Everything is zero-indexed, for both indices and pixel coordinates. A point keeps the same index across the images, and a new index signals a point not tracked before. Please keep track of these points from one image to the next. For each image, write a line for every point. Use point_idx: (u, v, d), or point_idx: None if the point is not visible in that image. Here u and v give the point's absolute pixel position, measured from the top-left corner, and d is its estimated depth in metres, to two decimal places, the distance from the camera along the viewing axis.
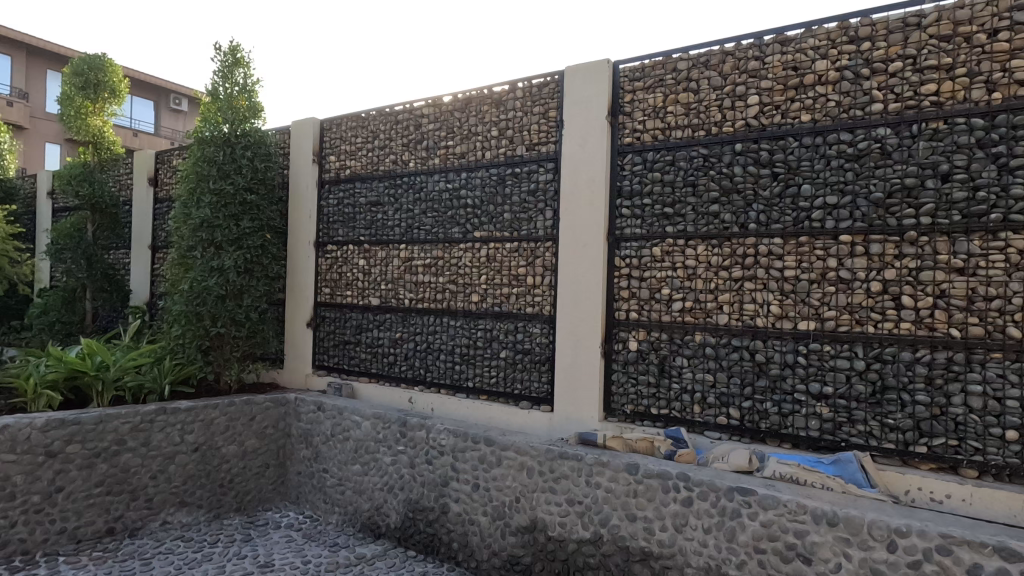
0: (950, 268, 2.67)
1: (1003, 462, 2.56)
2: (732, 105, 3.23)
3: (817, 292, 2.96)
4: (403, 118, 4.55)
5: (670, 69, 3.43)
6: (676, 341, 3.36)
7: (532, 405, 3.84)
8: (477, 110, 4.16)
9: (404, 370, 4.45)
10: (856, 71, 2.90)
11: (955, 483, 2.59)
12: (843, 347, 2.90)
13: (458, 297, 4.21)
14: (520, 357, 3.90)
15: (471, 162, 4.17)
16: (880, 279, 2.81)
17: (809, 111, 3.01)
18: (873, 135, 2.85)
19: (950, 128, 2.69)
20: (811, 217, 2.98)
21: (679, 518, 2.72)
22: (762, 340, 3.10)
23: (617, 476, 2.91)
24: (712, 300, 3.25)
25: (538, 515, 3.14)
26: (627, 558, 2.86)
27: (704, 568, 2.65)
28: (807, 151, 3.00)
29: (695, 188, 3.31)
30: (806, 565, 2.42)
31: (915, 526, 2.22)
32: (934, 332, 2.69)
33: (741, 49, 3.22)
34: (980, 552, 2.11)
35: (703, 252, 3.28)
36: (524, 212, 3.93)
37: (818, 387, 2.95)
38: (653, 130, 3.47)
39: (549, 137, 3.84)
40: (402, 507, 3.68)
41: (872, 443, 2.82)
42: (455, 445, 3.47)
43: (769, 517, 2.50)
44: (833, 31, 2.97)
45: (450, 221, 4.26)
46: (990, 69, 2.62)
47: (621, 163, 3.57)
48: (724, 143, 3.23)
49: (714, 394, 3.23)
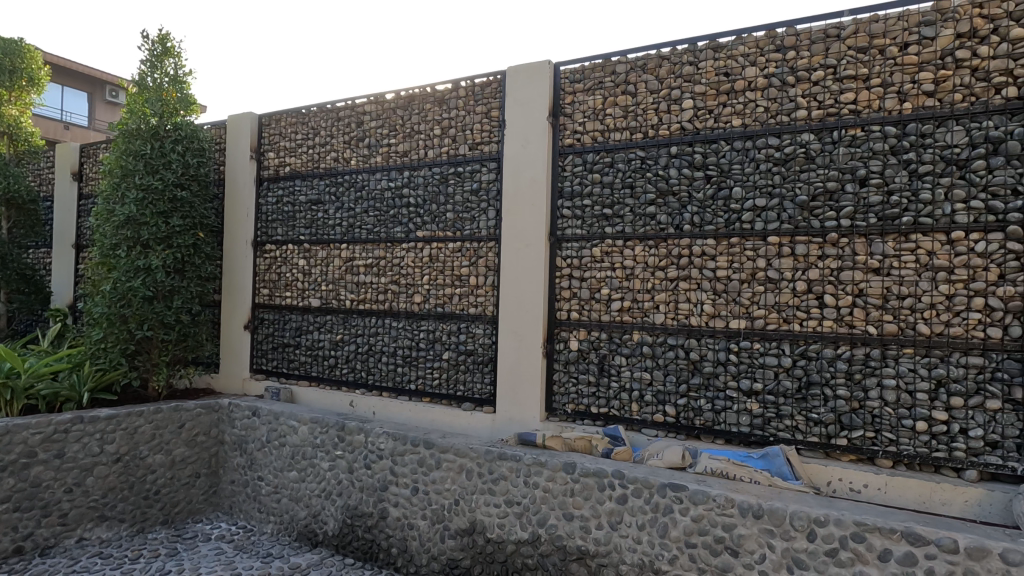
0: (868, 268, 2.81)
1: (914, 452, 2.70)
2: (667, 108, 3.30)
3: (747, 291, 3.06)
4: (344, 114, 4.44)
5: (609, 72, 3.47)
6: (615, 341, 3.41)
7: (474, 406, 3.81)
8: (420, 109, 4.10)
9: (345, 373, 4.34)
10: (782, 78, 3.01)
11: (872, 473, 2.74)
12: (771, 345, 3.00)
13: (400, 298, 4.14)
14: (463, 358, 3.87)
15: (413, 161, 4.11)
16: (805, 278, 2.93)
17: (739, 116, 3.11)
18: (798, 141, 2.96)
19: (866, 135, 2.82)
20: (741, 219, 3.08)
21: (615, 516, 2.75)
22: (696, 338, 3.18)
23: (555, 476, 2.91)
24: (649, 300, 3.31)
25: (477, 517, 3.11)
26: (564, 557, 2.87)
27: (638, 564, 2.69)
28: (738, 155, 3.10)
29: (633, 190, 3.37)
30: (734, 557, 2.48)
31: (833, 515, 2.31)
32: (853, 329, 2.83)
33: (676, 54, 3.29)
34: (890, 538, 2.21)
35: (640, 253, 3.34)
36: (467, 212, 3.90)
37: (748, 383, 3.04)
38: (593, 132, 3.51)
39: (491, 137, 3.83)
40: (340, 513, 3.58)
41: (798, 437, 2.93)
42: (395, 449, 3.40)
43: (699, 512, 2.55)
44: (761, 39, 3.07)
45: (392, 220, 4.19)
46: (902, 80, 2.77)
47: (563, 164, 3.59)
48: (660, 145, 3.29)
49: (651, 392, 3.29)
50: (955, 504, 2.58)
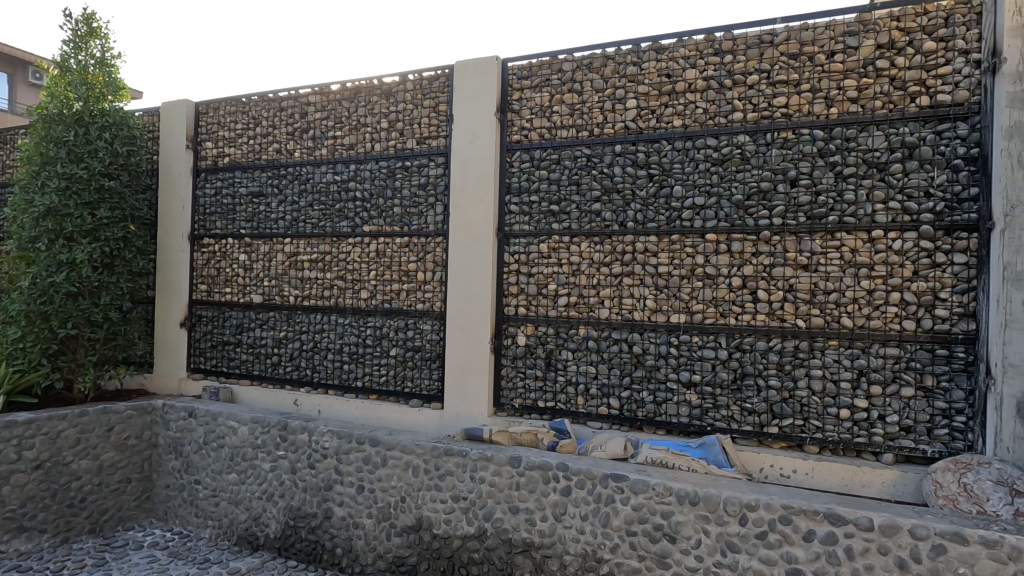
0: (797, 264, 2.95)
1: (837, 437, 2.87)
2: (612, 107, 3.36)
3: (687, 287, 3.16)
4: (287, 104, 4.30)
5: (556, 70, 3.51)
6: (561, 336, 3.46)
7: (422, 403, 3.79)
8: (367, 101, 4.03)
9: (289, 371, 4.22)
10: (720, 80, 3.12)
11: (800, 459, 2.89)
12: (709, 338, 3.12)
13: (347, 294, 4.06)
14: (411, 354, 3.84)
15: (360, 154, 4.03)
16: (740, 274, 3.06)
17: (680, 116, 3.20)
18: (734, 142, 3.08)
19: (796, 138, 2.97)
20: (681, 217, 3.18)
21: (559, 508, 2.79)
22: (639, 333, 3.26)
23: (501, 470, 2.93)
24: (594, 295, 3.37)
25: (424, 514, 3.10)
26: (510, 550, 2.90)
27: (582, 554, 2.74)
28: (679, 154, 3.19)
29: (579, 187, 3.42)
30: (672, 543, 2.57)
31: (763, 500, 2.43)
32: (784, 323, 2.97)
33: (620, 54, 3.35)
34: (814, 519, 2.35)
35: (586, 249, 3.39)
36: (414, 206, 3.86)
37: (688, 375, 3.15)
38: (540, 129, 3.53)
39: (439, 131, 3.80)
40: (282, 515, 3.48)
41: (733, 426, 3.06)
42: (339, 447, 3.34)
43: (640, 501, 2.63)
44: (700, 43, 3.17)
45: (338, 214, 4.10)
46: (829, 86, 2.92)
47: (510, 160, 3.60)
48: (605, 144, 3.36)
49: (597, 385, 3.36)
50: (874, 485, 2.76)
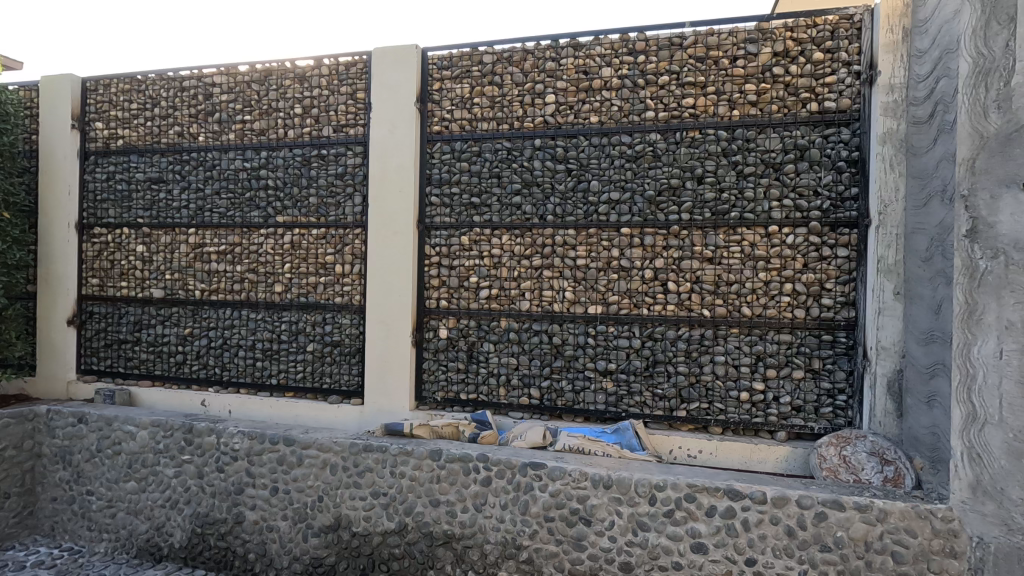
0: (703, 257, 3.13)
1: (738, 418, 3.09)
2: (531, 101, 3.40)
3: (603, 279, 3.27)
4: (189, 84, 4.00)
5: (476, 62, 3.49)
6: (483, 328, 3.48)
7: (342, 399, 3.69)
8: (278, 84, 3.82)
9: (196, 370, 3.97)
10: (634, 80, 3.23)
11: (705, 440, 3.09)
12: (624, 328, 3.25)
13: (259, 287, 3.86)
14: (329, 350, 3.72)
15: (271, 140, 3.83)
16: (652, 266, 3.20)
17: (596, 113, 3.29)
18: (647, 140, 3.21)
19: (703, 138, 3.13)
20: (598, 211, 3.28)
21: (480, 498, 2.82)
22: (558, 324, 3.34)
23: (422, 464, 2.92)
24: (515, 287, 3.42)
25: (342, 512, 3.03)
26: (431, 543, 2.89)
27: (502, 542, 2.79)
28: (595, 150, 3.28)
29: (499, 180, 3.44)
30: (587, 526, 2.67)
31: (669, 480, 2.57)
32: (691, 312, 3.15)
33: (539, 49, 3.38)
34: (715, 496, 2.52)
35: (506, 242, 3.42)
36: (331, 196, 3.72)
37: (604, 364, 3.27)
38: (460, 120, 3.51)
39: (357, 120, 3.67)
40: (188, 523, 3.29)
41: (646, 412, 3.21)
42: (251, 448, 3.19)
43: (557, 487, 2.71)
44: (615, 42, 3.27)
45: (248, 204, 3.88)
46: (732, 89, 3.10)
47: (431, 151, 3.56)
48: (525, 137, 3.39)
49: (518, 376, 3.41)
50: (769, 461, 3.00)
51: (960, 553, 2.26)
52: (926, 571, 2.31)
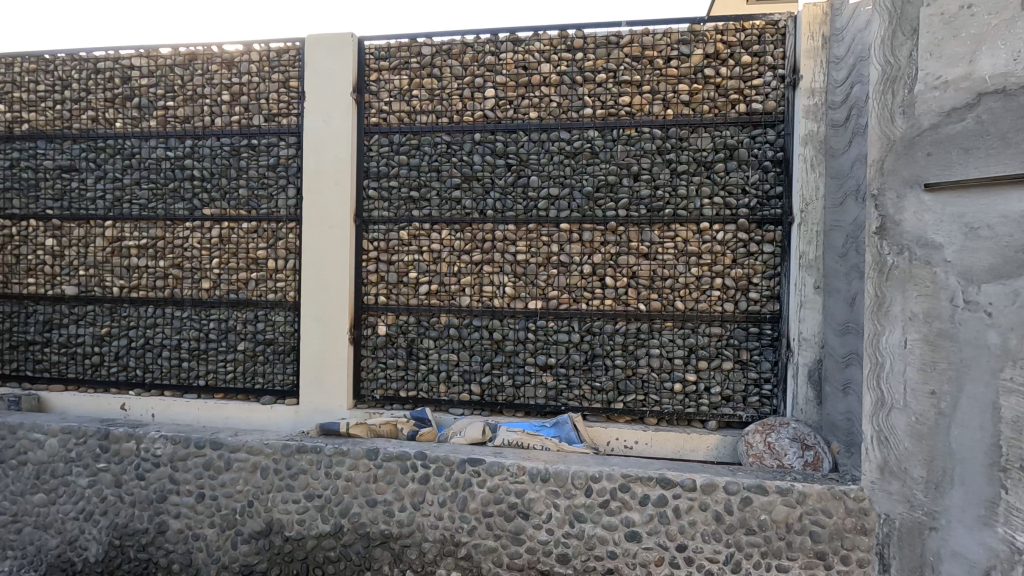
0: (639, 253, 3.21)
1: (672, 409, 3.19)
2: (471, 95, 3.37)
3: (543, 274, 3.29)
4: (104, 66, 3.73)
5: (415, 53, 3.43)
6: (423, 324, 3.44)
7: (275, 399, 3.55)
8: (204, 70, 3.63)
9: (115, 372, 3.73)
10: (572, 77, 3.26)
11: (641, 431, 3.17)
12: (564, 322, 3.28)
13: (184, 284, 3.66)
14: (261, 349, 3.57)
15: (197, 128, 3.63)
16: (591, 262, 3.25)
17: (535, 109, 3.30)
18: (585, 136, 3.25)
19: (639, 136, 3.20)
20: (537, 207, 3.29)
21: (418, 496, 2.78)
22: (499, 319, 3.34)
23: (358, 463, 2.85)
24: (455, 283, 3.39)
25: (274, 517, 2.92)
26: (368, 544, 2.83)
27: (440, 540, 2.77)
28: (535, 145, 3.29)
29: (439, 174, 3.40)
30: (525, 520, 2.68)
31: (605, 472, 2.62)
32: (628, 307, 3.22)
33: (479, 42, 3.36)
34: (648, 485, 2.58)
35: (446, 237, 3.39)
36: (263, 188, 3.57)
37: (544, 358, 3.29)
38: (399, 113, 3.44)
39: (289, 109, 3.53)
40: (105, 535, 3.08)
41: (585, 405, 3.27)
42: (174, 453, 3.02)
43: (495, 482, 2.71)
44: (554, 38, 3.28)
45: (172, 195, 3.67)
46: (666, 89, 3.18)
47: (368, 143, 3.46)
48: (464, 131, 3.36)
49: (458, 372, 3.39)
50: (701, 450, 3.11)
51: (870, 530, 2.43)
52: (841, 549, 2.46)
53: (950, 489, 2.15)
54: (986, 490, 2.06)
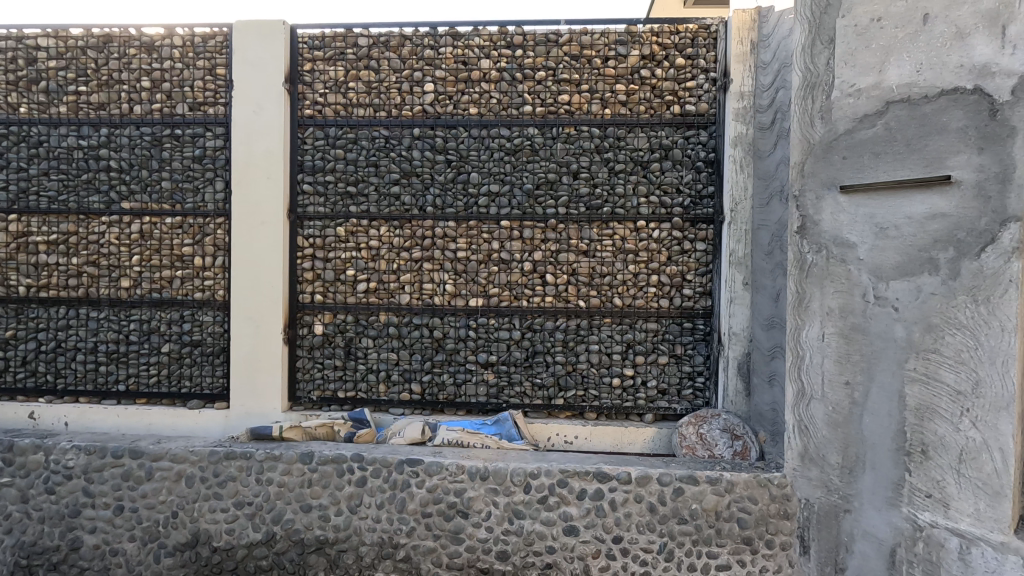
0: (579, 250, 3.24)
1: (611, 404, 3.25)
2: (410, 89, 3.30)
3: (484, 272, 3.28)
4: (6, 46, 3.42)
5: (351, 44, 3.33)
6: (362, 323, 3.36)
7: (204, 403, 3.38)
8: (121, 53, 3.39)
9: (22, 378, 3.45)
10: (512, 74, 3.25)
11: (580, 425, 3.22)
12: (505, 320, 3.28)
13: (101, 282, 3.42)
14: (187, 350, 3.39)
15: (113, 116, 3.39)
16: (531, 259, 3.26)
17: (475, 105, 3.27)
18: (525, 134, 3.25)
19: (578, 134, 3.23)
20: (478, 204, 3.27)
21: (354, 499, 2.72)
22: (439, 317, 3.30)
23: (291, 468, 2.75)
24: (394, 281, 3.32)
25: (201, 527, 2.78)
26: (302, 551, 2.75)
27: (378, 543, 2.71)
28: (475, 142, 3.27)
29: (377, 169, 3.31)
30: (465, 519, 2.67)
31: (543, 468, 2.64)
32: (568, 303, 3.25)
33: (417, 35, 3.29)
34: (585, 479, 2.63)
35: (385, 234, 3.32)
36: (188, 180, 3.37)
37: (485, 356, 3.29)
38: (334, 105, 3.33)
39: (216, 98, 3.35)
40: (10, 555, 2.85)
41: (526, 401, 3.28)
42: (89, 464, 2.82)
43: (434, 482, 2.68)
44: (494, 34, 3.26)
45: (86, 187, 3.41)
46: (604, 89, 3.22)
47: (302, 135, 3.33)
48: (403, 126, 3.29)
49: (398, 371, 3.33)
50: (638, 443, 3.19)
51: (791, 514, 2.56)
52: (766, 533, 2.58)
53: (862, 473, 2.30)
54: (892, 473, 2.21)
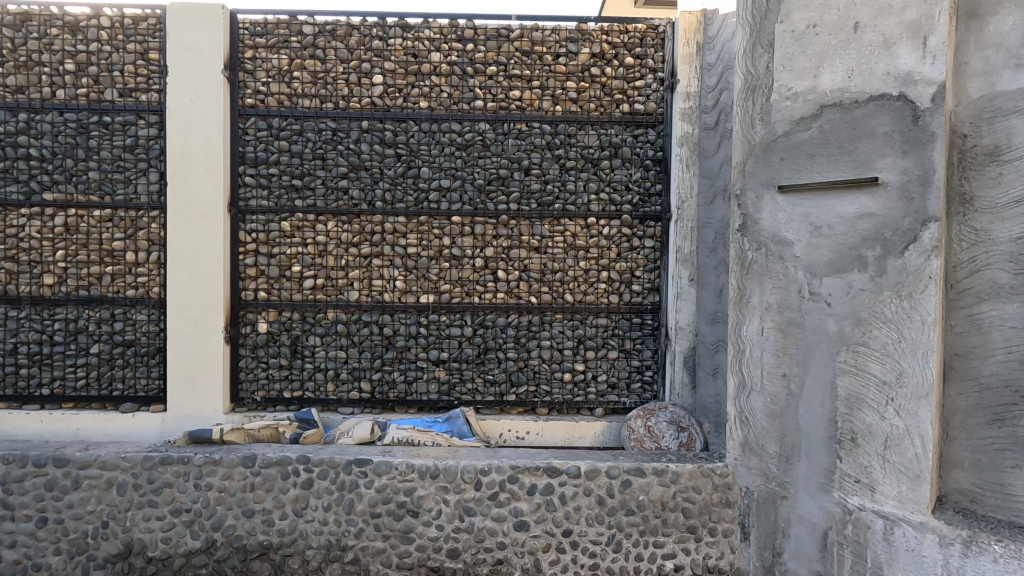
0: (531, 246, 3.25)
1: (562, 399, 3.28)
2: (358, 80, 3.22)
3: (435, 268, 3.24)
4: None
5: (295, 31, 3.21)
6: (308, 321, 3.26)
7: (138, 406, 3.21)
8: (41, 32, 3.15)
9: None
10: (463, 68, 3.21)
11: (532, 421, 3.23)
12: (456, 316, 3.26)
13: (20, 279, 3.18)
14: (119, 351, 3.21)
15: (33, 101, 3.15)
16: (483, 255, 3.24)
17: (425, 98, 3.22)
18: (476, 129, 3.22)
19: (529, 131, 3.23)
20: (428, 199, 3.23)
21: (300, 503, 2.64)
22: (389, 314, 3.25)
23: (232, 472, 2.65)
24: (343, 277, 3.24)
25: (134, 537, 2.64)
26: (244, 557, 2.65)
27: (325, 546, 2.65)
28: (425, 136, 3.22)
29: (324, 162, 3.22)
30: (415, 518, 2.64)
31: (494, 464, 2.64)
32: (520, 299, 3.26)
33: (365, 25, 3.21)
34: (535, 475, 2.64)
35: (333, 229, 3.23)
36: (119, 171, 3.18)
37: (436, 353, 3.26)
38: (278, 95, 3.21)
39: (149, 84, 3.17)
40: None
41: (478, 398, 3.28)
42: (8, 475, 2.63)
43: (383, 482, 2.64)
44: (444, 27, 3.21)
45: (2, 176, 3.17)
46: (555, 86, 3.24)
47: (243, 126, 3.19)
48: (351, 118, 3.20)
49: (347, 370, 3.26)
50: (588, 436, 3.23)
51: (733, 502, 2.65)
52: (709, 521, 2.66)
53: (797, 461, 2.40)
54: (825, 460, 2.32)
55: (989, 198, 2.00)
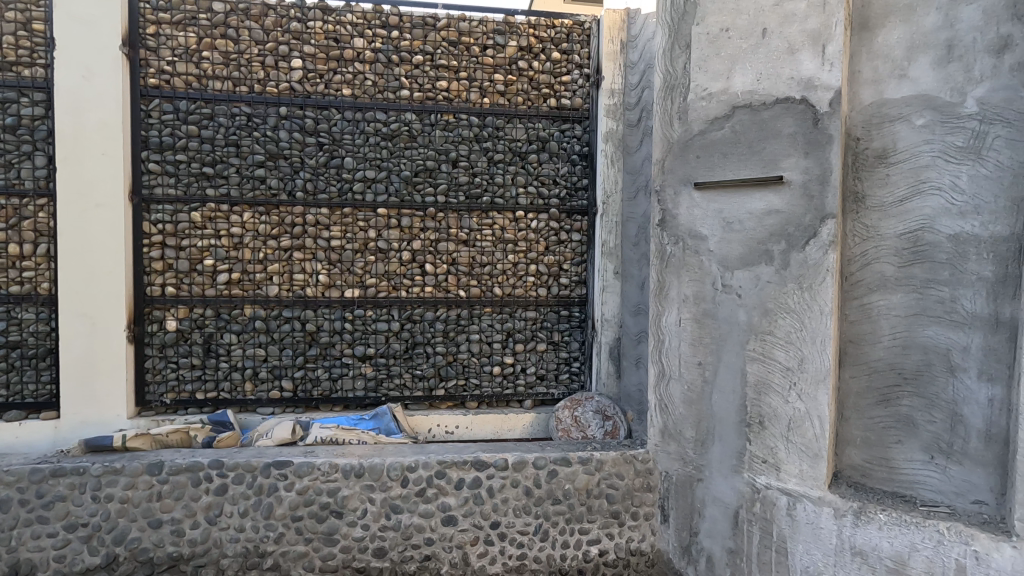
0: (459, 239, 3.22)
1: (491, 392, 3.29)
2: (275, 64, 3.05)
3: (360, 261, 3.15)
4: None
5: (204, 8, 3.00)
6: (223, 317, 3.08)
7: (25, 414, 2.91)
8: None
9: None
10: (388, 55, 3.12)
11: (461, 415, 3.22)
12: (382, 311, 3.18)
13: None
14: (2, 354, 2.91)
15: None
16: (410, 248, 3.18)
17: (348, 85, 3.10)
18: (402, 119, 3.14)
19: (456, 122, 3.19)
20: (353, 190, 3.12)
21: (213, 510, 2.50)
22: (312, 309, 3.12)
23: (135, 482, 2.46)
24: (260, 271, 3.08)
25: (21, 557, 2.41)
26: (151, 571, 2.48)
27: (242, 553, 2.53)
28: (348, 125, 3.11)
29: (238, 149, 3.03)
30: (339, 519, 2.57)
31: (421, 460, 2.61)
32: (448, 293, 3.23)
33: (282, 6, 3.05)
34: (463, 469, 2.63)
35: (249, 220, 3.05)
36: None
37: (362, 349, 3.17)
38: (185, 75, 2.99)
39: (33, 58, 2.86)
40: None
41: (406, 393, 3.22)
42: None
43: (304, 484, 2.54)
44: (367, 12, 3.10)
45: None
46: (483, 78, 3.21)
47: (146, 108, 2.97)
48: (267, 103, 3.04)
49: (266, 368, 3.11)
50: (517, 429, 3.26)
51: (653, 486, 2.76)
52: (631, 506, 2.76)
53: (711, 444, 2.53)
54: (736, 443, 2.46)
55: (878, 198, 2.18)
